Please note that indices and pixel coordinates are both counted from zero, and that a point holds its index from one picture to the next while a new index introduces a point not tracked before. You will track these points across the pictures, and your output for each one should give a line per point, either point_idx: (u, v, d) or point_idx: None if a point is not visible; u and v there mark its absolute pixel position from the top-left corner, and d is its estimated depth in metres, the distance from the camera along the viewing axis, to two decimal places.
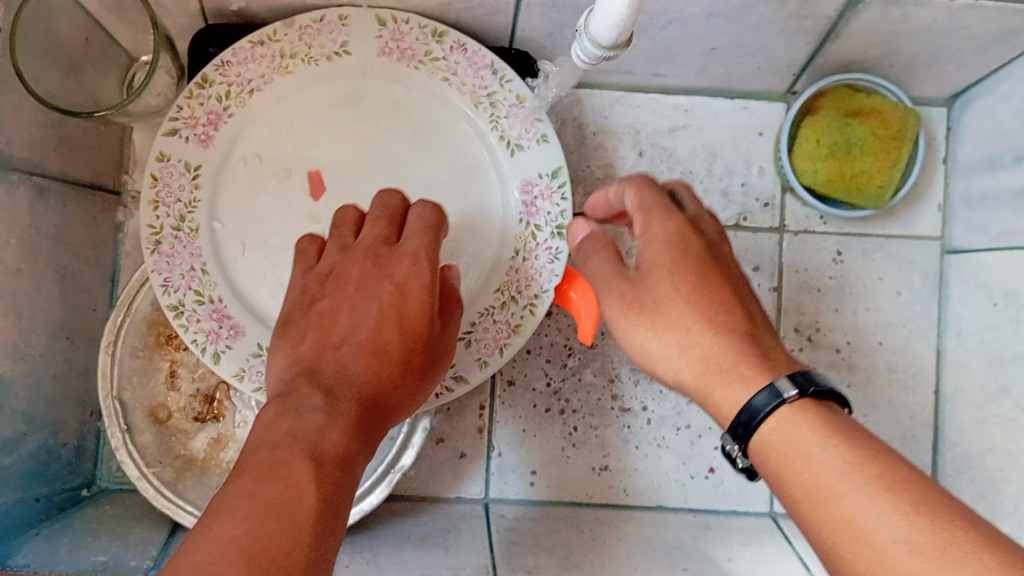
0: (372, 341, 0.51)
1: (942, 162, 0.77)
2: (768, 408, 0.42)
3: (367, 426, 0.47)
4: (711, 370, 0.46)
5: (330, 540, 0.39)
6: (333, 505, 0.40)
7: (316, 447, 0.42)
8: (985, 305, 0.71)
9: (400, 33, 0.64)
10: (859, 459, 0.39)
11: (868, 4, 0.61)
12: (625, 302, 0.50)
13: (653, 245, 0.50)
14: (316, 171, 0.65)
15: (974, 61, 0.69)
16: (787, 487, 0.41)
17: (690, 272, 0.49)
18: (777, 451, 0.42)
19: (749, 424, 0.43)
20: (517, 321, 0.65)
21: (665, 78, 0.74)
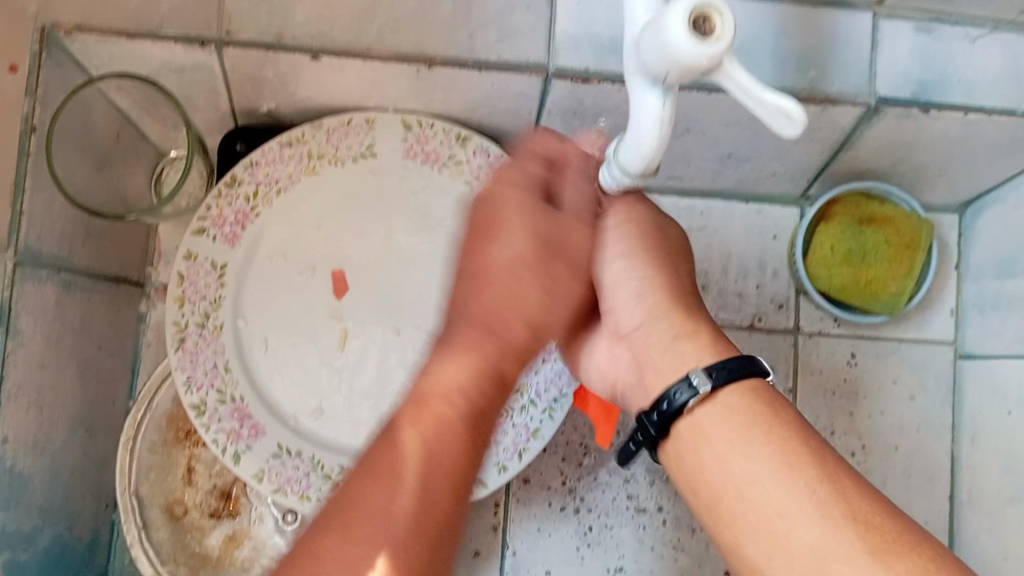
0: (495, 262, 0.49)
1: (955, 267, 0.78)
2: (743, 368, 0.48)
3: (487, 348, 0.46)
4: (685, 311, 0.54)
5: (440, 490, 0.42)
6: (440, 452, 0.42)
7: (424, 393, 0.45)
8: (999, 411, 0.71)
9: (424, 137, 0.66)
10: (807, 439, 0.46)
11: (884, 113, 0.63)
12: (641, 240, 0.54)
13: (672, 238, 0.56)
14: (340, 271, 0.66)
15: (985, 171, 0.70)
16: (736, 436, 0.47)
17: (682, 270, 0.56)
18: (752, 417, 0.47)
19: (733, 369, 0.48)
20: (535, 424, 0.65)
21: (681, 181, 0.76)
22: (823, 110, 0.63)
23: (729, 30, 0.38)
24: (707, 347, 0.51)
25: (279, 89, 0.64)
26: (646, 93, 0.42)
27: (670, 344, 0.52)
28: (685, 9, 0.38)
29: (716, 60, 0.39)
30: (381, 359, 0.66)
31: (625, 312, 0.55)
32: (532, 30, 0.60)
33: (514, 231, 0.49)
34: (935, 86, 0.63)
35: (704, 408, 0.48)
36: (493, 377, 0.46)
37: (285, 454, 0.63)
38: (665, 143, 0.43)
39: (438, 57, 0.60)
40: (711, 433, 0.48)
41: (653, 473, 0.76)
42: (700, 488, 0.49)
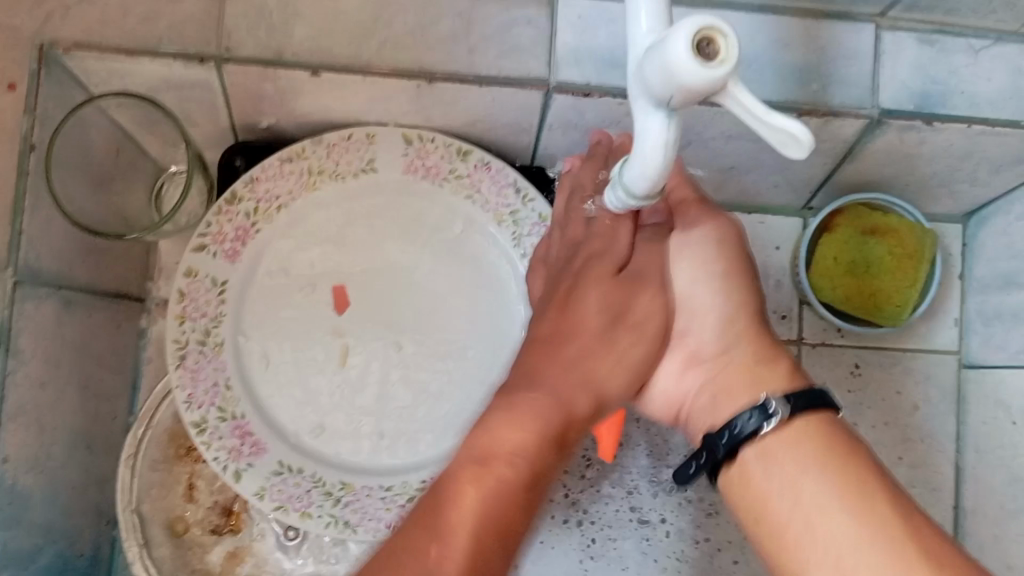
0: (574, 328, 0.49)
1: (959, 277, 0.78)
2: (819, 401, 0.47)
3: (556, 416, 0.47)
4: (759, 333, 0.53)
5: (488, 546, 0.43)
6: (497, 510, 0.43)
7: (489, 446, 0.45)
8: (1003, 422, 0.71)
9: (424, 152, 0.66)
10: (878, 474, 0.45)
11: (886, 125, 0.63)
12: (709, 252, 0.53)
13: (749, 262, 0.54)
14: (340, 287, 0.66)
15: (989, 181, 0.70)
16: (806, 464, 0.46)
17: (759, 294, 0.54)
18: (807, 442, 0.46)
19: (812, 401, 0.47)
20: None
21: None
22: (826, 123, 0.63)
23: (735, 53, 0.37)
24: (781, 379, 0.50)
25: (279, 105, 0.64)
26: (650, 113, 0.41)
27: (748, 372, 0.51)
28: (689, 31, 0.36)
29: (721, 83, 0.37)
30: (382, 374, 0.65)
31: (698, 331, 0.54)
32: (533, 46, 0.60)
33: (595, 294, 0.50)
34: (939, 98, 0.62)
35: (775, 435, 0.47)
36: (555, 443, 0.46)
37: (287, 471, 0.63)
38: (671, 162, 0.42)
39: (439, 72, 0.60)
40: (781, 458, 0.46)
41: (655, 485, 0.75)
42: (757, 518, 0.47)
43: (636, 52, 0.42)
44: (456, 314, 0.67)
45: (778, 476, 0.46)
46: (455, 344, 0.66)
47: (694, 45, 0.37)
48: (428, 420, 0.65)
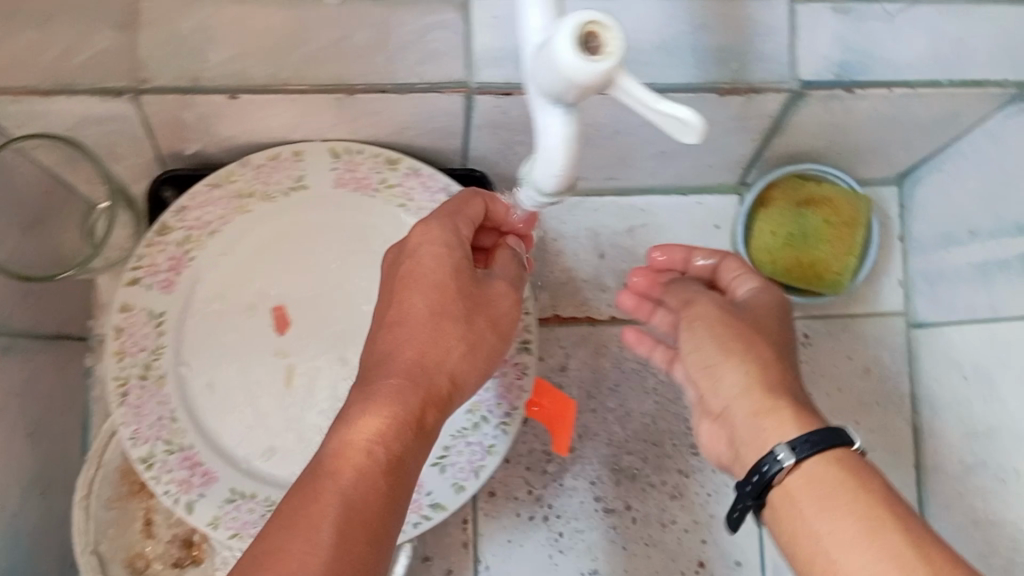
0: (412, 316, 0.51)
1: (898, 239, 0.78)
2: (832, 439, 0.46)
3: (411, 399, 0.49)
4: (784, 386, 0.50)
5: (355, 532, 0.43)
6: (360, 497, 0.44)
7: (343, 444, 0.46)
8: (953, 379, 0.72)
9: (354, 164, 0.67)
10: (891, 505, 0.44)
11: (810, 98, 0.64)
12: (715, 322, 0.54)
13: (765, 305, 0.56)
14: (281, 307, 0.65)
15: (920, 143, 0.71)
16: (828, 503, 0.45)
17: (778, 335, 0.53)
18: (810, 488, 0.46)
19: (817, 441, 0.46)
20: (490, 442, 0.63)
21: (618, 181, 0.74)
22: (749, 100, 0.63)
23: (620, 44, 0.36)
24: (792, 420, 0.48)
25: (203, 131, 0.64)
26: (546, 109, 0.40)
27: (755, 428, 0.49)
28: (572, 26, 0.36)
29: (607, 74, 0.37)
30: (327, 397, 0.64)
31: (716, 388, 0.52)
32: (451, 49, 0.60)
33: (433, 277, 0.52)
34: (859, 66, 0.63)
35: (791, 476, 0.47)
36: (413, 423, 0.48)
37: (240, 497, 0.61)
38: (573, 160, 0.41)
39: (358, 84, 0.60)
40: (797, 496, 0.46)
41: (618, 473, 0.73)
42: (795, 548, 0.46)
43: (529, 50, 0.42)
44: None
45: (797, 513, 0.46)
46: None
47: (576, 40, 0.36)
48: None
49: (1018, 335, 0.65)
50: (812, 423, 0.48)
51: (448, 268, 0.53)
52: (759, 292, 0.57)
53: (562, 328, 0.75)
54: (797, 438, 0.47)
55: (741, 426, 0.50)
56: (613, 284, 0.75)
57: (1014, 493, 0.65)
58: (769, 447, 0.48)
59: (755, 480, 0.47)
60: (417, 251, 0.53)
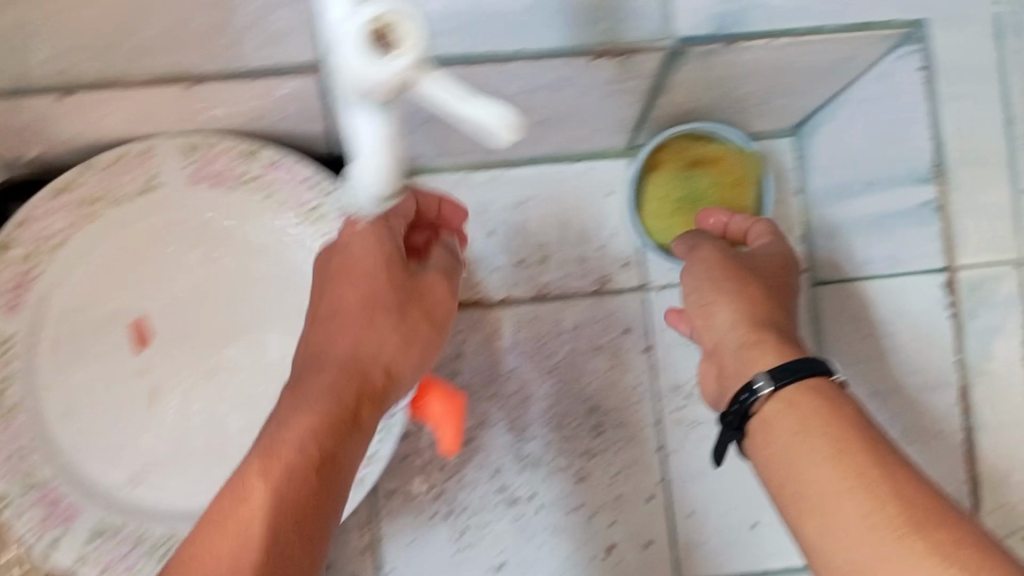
0: (345, 308, 0.46)
1: (798, 193, 0.74)
2: (809, 367, 0.49)
3: (345, 398, 0.44)
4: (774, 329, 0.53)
5: (288, 541, 0.40)
6: (293, 500, 0.41)
7: (274, 441, 0.42)
8: (853, 337, 0.68)
9: (209, 158, 0.61)
10: (861, 441, 0.45)
11: (688, 56, 0.58)
12: (718, 263, 0.58)
13: (769, 257, 0.60)
14: (142, 320, 0.61)
15: (811, 92, 0.65)
16: (807, 429, 0.46)
17: (776, 283, 0.58)
18: (787, 414, 0.48)
19: (794, 370, 0.49)
20: (372, 450, 0.61)
21: (502, 153, 0.69)
22: (625, 61, 0.57)
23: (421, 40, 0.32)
24: (773, 349, 0.51)
25: (38, 135, 0.58)
26: (353, 111, 0.35)
27: (740, 359, 0.52)
28: (361, 18, 0.31)
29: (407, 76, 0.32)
30: (195, 415, 0.61)
31: (713, 321, 0.55)
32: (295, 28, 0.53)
33: (368, 265, 0.46)
34: (738, 16, 0.56)
35: (770, 402, 0.49)
36: (347, 425, 0.44)
37: (109, 530, 0.58)
38: (394, 162, 0.37)
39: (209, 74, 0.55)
40: (776, 418, 0.48)
41: (520, 461, 0.70)
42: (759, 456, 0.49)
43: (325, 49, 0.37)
44: (270, 340, 0.63)
45: (772, 439, 0.48)
46: (276, 369, 0.62)
47: (369, 37, 0.32)
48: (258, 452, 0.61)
49: (923, 291, 0.63)
50: (792, 352, 0.51)
51: (382, 256, 0.46)
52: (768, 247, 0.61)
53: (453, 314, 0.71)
54: (776, 368, 0.50)
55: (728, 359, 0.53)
56: (504, 262, 0.72)
57: (936, 452, 0.63)
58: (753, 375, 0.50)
59: (735, 409, 0.50)
60: (352, 239, 0.46)
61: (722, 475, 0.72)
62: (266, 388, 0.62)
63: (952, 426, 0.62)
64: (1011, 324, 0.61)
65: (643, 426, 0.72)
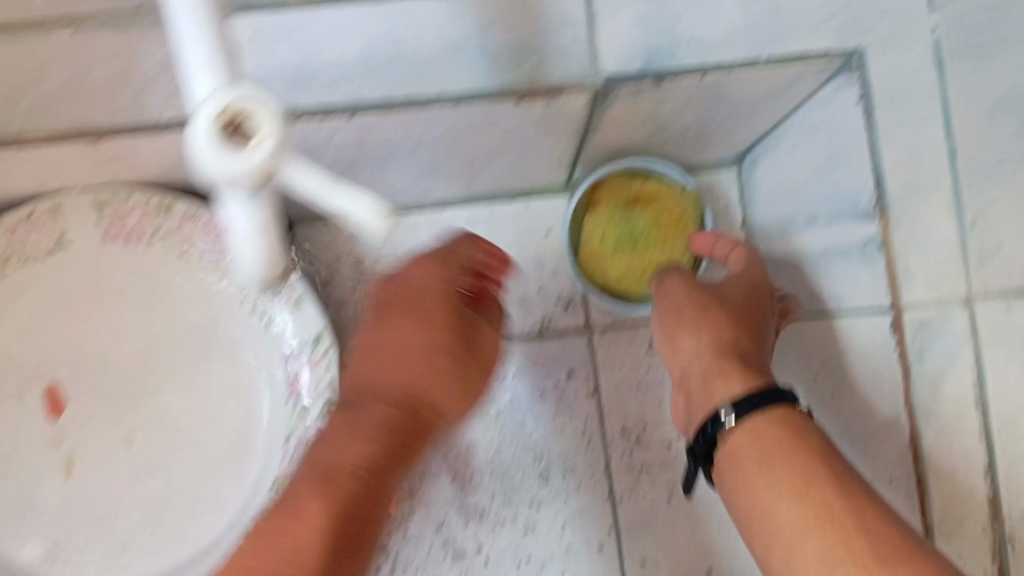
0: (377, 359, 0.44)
1: (743, 226, 0.72)
2: (772, 399, 0.51)
3: None
4: (739, 359, 0.54)
5: None
6: None
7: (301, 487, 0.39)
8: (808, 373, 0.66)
9: (121, 213, 0.58)
10: (823, 476, 0.47)
11: (617, 96, 0.55)
12: (687, 293, 0.59)
13: (741, 280, 0.60)
14: (54, 387, 0.59)
15: (752, 124, 0.63)
16: (770, 460, 0.48)
17: (750, 306, 0.58)
18: (748, 449, 0.49)
19: (759, 401, 0.50)
20: None
21: (436, 194, 0.67)
22: (551, 103, 0.54)
23: (276, 130, 0.30)
24: (733, 380, 0.52)
25: None
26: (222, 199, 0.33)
27: (704, 391, 0.53)
28: (206, 112, 0.29)
29: (265, 169, 0.30)
30: (114, 483, 0.59)
31: (682, 351, 0.57)
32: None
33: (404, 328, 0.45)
34: (666, 52, 0.53)
35: (735, 433, 0.50)
36: None
37: None
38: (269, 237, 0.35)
39: (101, 126, 0.49)
40: (741, 454, 0.49)
41: (466, 512, 0.68)
42: (727, 489, 0.51)
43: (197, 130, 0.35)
44: (194, 404, 0.60)
45: (737, 472, 0.50)
46: (200, 434, 0.60)
47: (218, 131, 0.30)
48: (178, 519, 0.59)
49: (869, 328, 0.61)
50: (755, 382, 0.52)
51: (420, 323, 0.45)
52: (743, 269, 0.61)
53: None
54: (741, 398, 0.51)
55: (695, 389, 0.54)
56: None
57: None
58: (716, 406, 0.52)
59: (702, 439, 0.52)
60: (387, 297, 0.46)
61: (676, 520, 0.69)
62: (190, 454, 0.60)
63: (905, 471, 0.61)
64: (960, 365, 0.58)
65: (592, 472, 0.69)
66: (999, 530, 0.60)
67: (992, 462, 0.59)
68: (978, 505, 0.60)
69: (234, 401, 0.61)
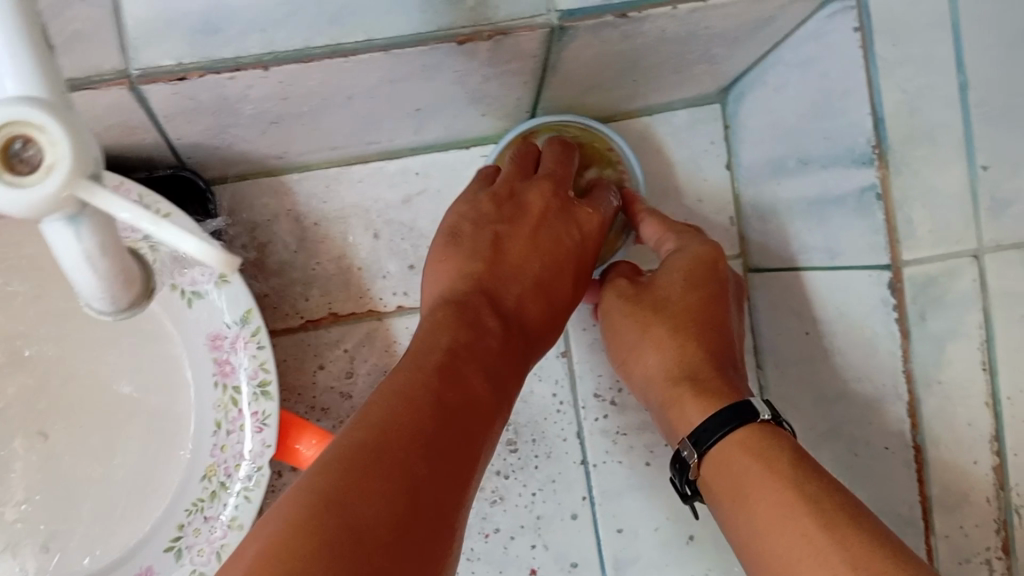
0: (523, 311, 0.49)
1: (728, 167, 0.66)
2: (731, 419, 0.46)
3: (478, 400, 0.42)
4: (685, 378, 0.50)
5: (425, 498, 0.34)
6: (437, 472, 0.36)
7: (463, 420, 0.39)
8: (795, 330, 0.60)
9: None
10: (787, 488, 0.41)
11: (575, 35, 0.47)
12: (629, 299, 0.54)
13: (676, 271, 0.53)
14: None
15: (734, 54, 0.56)
16: (740, 486, 0.43)
17: (693, 299, 0.52)
18: (721, 478, 0.45)
19: (713, 429, 0.46)
20: (232, 514, 0.54)
21: (382, 144, 0.60)
22: (499, 45, 0.46)
23: (70, 155, 0.23)
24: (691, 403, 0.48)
25: None
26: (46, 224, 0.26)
27: (672, 419, 0.50)
28: None
29: (67, 200, 0.24)
30: (31, 489, 0.54)
31: (639, 369, 0.53)
32: (92, 30, 0.42)
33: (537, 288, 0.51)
34: None
35: (703, 465, 0.47)
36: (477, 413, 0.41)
37: None
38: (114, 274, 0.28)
39: None
40: (717, 487, 0.45)
41: None
42: (721, 522, 0.46)
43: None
44: (117, 390, 0.56)
45: (721, 510, 0.45)
46: (126, 424, 0.56)
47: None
48: (98, 516, 0.54)
49: (863, 289, 0.52)
50: (712, 405, 0.48)
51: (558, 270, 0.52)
52: (677, 252, 0.54)
53: (341, 329, 0.63)
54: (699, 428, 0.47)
55: (660, 413, 0.51)
56: (396, 268, 0.63)
57: (891, 468, 0.54)
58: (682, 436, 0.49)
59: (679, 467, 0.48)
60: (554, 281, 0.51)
61: (653, 485, 0.65)
62: (116, 443, 0.56)
63: (902, 443, 0.52)
64: (968, 327, 0.49)
65: (563, 439, 0.64)
66: (1006, 501, 0.50)
67: (999, 433, 0.50)
68: (980, 477, 0.51)
69: (156, 390, 0.56)
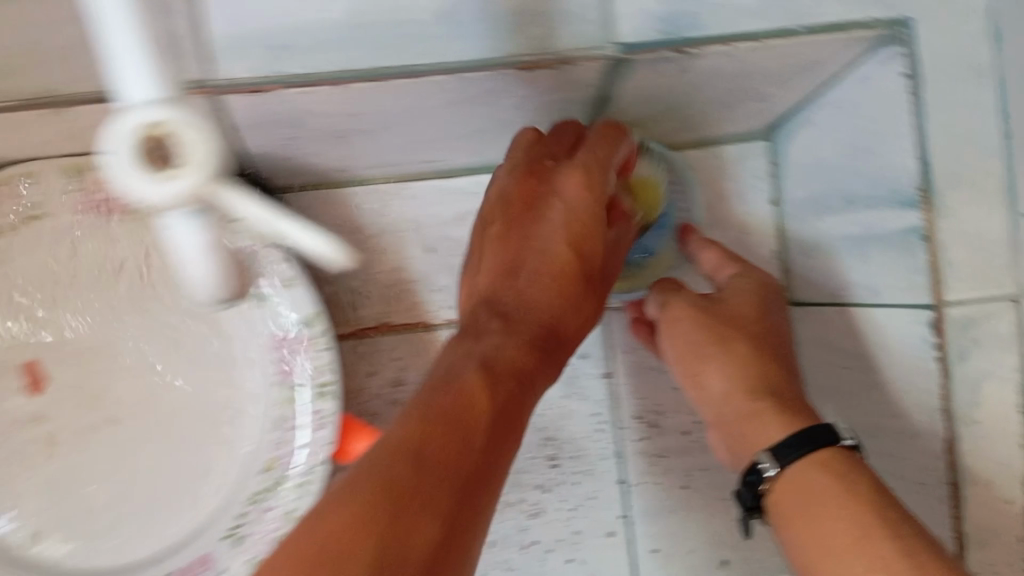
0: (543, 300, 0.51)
1: (773, 204, 0.67)
2: (813, 440, 0.47)
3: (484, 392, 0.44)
4: (767, 396, 0.51)
5: (422, 485, 0.38)
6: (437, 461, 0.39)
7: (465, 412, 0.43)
8: (836, 364, 0.61)
9: (97, 184, 0.56)
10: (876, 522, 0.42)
11: (633, 67, 0.49)
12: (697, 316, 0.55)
13: (744, 298, 0.56)
14: (34, 362, 0.57)
15: (783, 93, 0.57)
16: (822, 507, 0.44)
17: (760, 326, 0.55)
18: (798, 495, 0.46)
19: (796, 446, 0.47)
20: (291, 505, 0.56)
21: (438, 163, 0.63)
22: (559, 74, 0.48)
23: (206, 149, 0.27)
24: (773, 420, 0.49)
25: None
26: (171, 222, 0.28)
27: (746, 436, 0.50)
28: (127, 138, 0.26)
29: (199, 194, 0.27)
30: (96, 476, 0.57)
31: (708, 386, 0.54)
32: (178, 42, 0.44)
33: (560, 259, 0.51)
34: (687, 19, 0.47)
35: (778, 483, 0.47)
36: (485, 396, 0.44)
37: None
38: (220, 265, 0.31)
39: (81, 95, 0.44)
40: (789, 505, 0.46)
41: None
42: (781, 539, 0.47)
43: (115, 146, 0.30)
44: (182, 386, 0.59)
45: (790, 527, 0.46)
46: (189, 418, 0.59)
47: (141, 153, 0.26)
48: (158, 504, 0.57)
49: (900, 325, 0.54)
50: (795, 422, 0.49)
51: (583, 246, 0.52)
52: (739, 280, 0.58)
53: (392, 339, 0.65)
54: (779, 445, 0.48)
55: (732, 430, 0.52)
56: (447, 283, 0.66)
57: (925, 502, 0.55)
58: (759, 451, 0.49)
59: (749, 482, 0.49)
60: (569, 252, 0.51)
61: (689, 507, 0.66)
62: (179, 435, 0.58)
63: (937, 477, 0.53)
64: (1004, 369, 0.51)
65: (603, 457, 0.66)
66: None
67: None
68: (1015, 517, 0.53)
69: (218, 387, 0.59)
